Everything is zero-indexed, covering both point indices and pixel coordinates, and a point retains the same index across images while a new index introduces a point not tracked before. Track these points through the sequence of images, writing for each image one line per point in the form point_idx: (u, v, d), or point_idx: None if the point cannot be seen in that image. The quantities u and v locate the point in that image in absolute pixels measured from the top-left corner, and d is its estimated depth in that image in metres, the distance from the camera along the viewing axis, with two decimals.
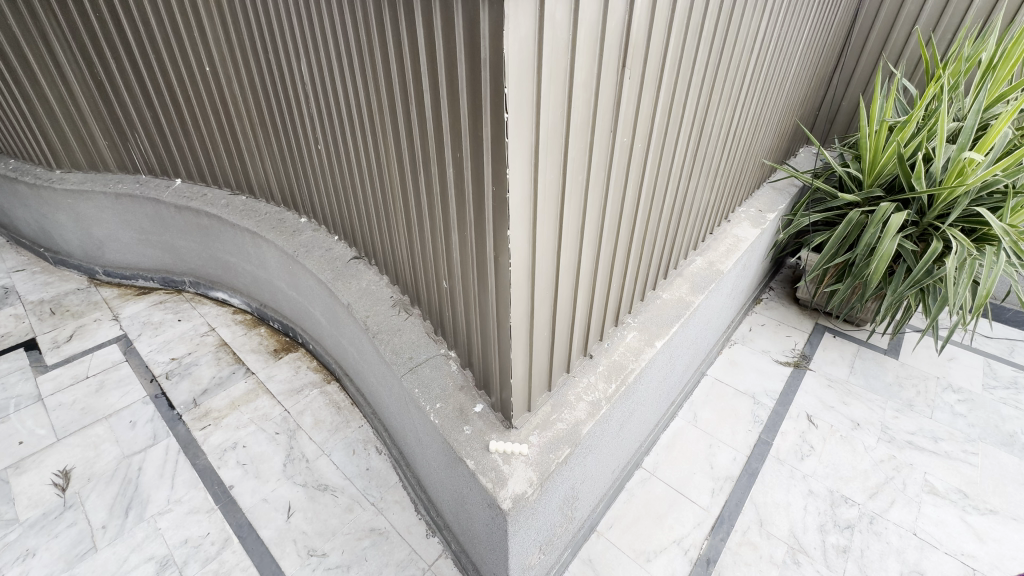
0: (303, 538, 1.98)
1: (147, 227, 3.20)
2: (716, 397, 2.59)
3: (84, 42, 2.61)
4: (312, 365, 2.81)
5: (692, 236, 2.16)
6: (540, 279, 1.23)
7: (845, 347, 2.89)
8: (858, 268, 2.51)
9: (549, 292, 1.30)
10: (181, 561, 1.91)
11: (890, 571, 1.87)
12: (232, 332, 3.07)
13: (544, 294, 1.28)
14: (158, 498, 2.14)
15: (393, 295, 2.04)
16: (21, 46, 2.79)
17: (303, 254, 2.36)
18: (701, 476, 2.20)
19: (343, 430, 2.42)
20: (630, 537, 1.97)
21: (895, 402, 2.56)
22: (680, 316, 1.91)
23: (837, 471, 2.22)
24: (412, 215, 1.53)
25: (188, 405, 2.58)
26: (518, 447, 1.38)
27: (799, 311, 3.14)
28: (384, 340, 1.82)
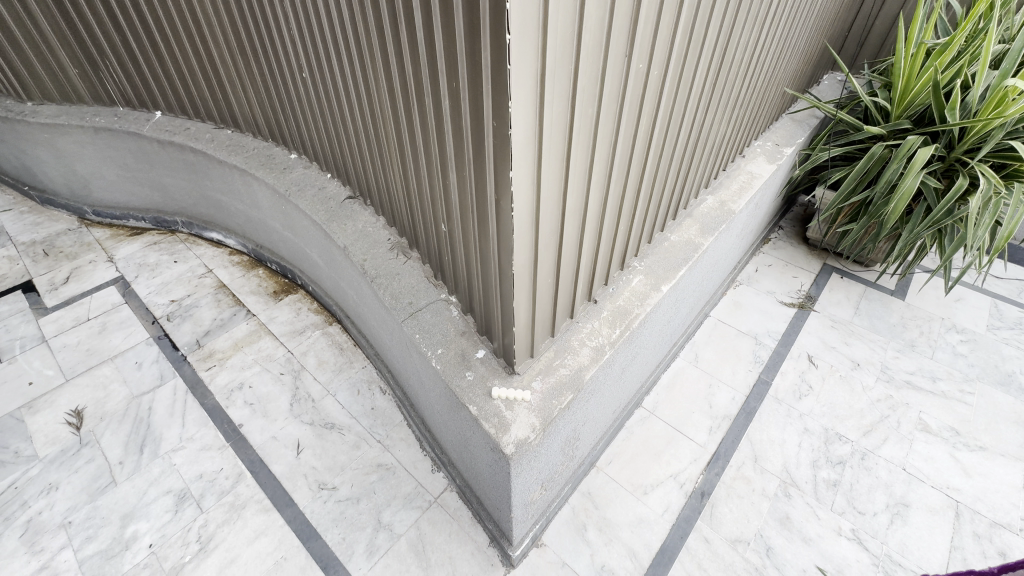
0: (313, 472, 2.05)
1: (131, 164, 3.06)
2: (718, 338, 2.58)
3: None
4: (312, 306, 2.78)
5: (705, 173, 2.04)
6: (544, 224, 1.16)
7: (852, 288, 2.85)
8: (875, 207, 2.40)
9: (554, 238, 1.23)
10: (198, 494, 1.99)
11: (877, 503, 1.95)
12: (230, 273, 3.02)
13: (549, 240, 1.21)
14: (170, 435, 2.20)
15: (390, 238, 1.97)
16: None
17: (295, 193, 2.25)
18: (700, 415, 2.24)
19: (347, 370, 2.45)
20: (628, 472, 2.04)
21: (897, 343, 2.56)
22: (688, 259, 1.85)
23: (833, 409, 2.26)
24: (407, 152, 1.43)
25: (192, 346, 2.59)
26: (520, 393, 1.37)
27: (808, 251, 3.07)
28: (382, 285, 1.77)
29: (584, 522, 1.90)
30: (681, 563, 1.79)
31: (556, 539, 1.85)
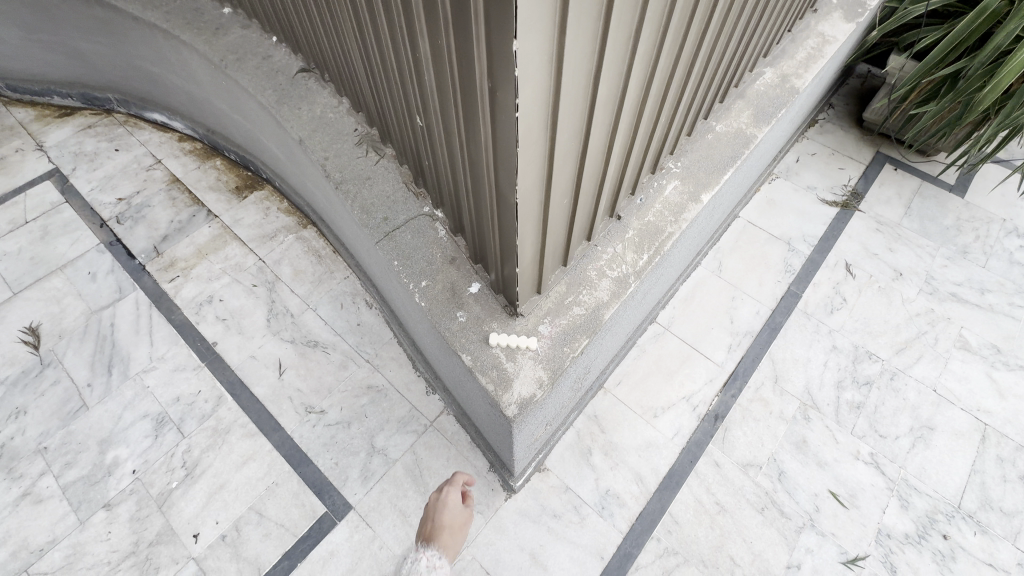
0: (298, 395, 1.90)
1: (36, 20, 2.46)
2: (747, 243, 2.27)
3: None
4: (282, 206, 2.41)
5: (769, 36, 1.54)
6: (564, 122, 0.78)
7: (906, 183, 2.45)
8: (967, 83, 1.90)
9: (576, 142, 0.86)
10: (178, 418, 1.86)
11: (900, 426, 1.83)
12: (182, 164, 2.58)
13: (570, 145, 0.84)
14: (139, 355, 2.01)
15: (357, 128, 1.54)
16: None
17: (233, 64, 1.75)
18: (719, 331, 2.03)
19: (327, 282, 2.17)
20: (638, 393, 1.89)
21: (948, 248, 2.26)
22: (735, 157, 1.46)
23: (867, 325, 2.05)
24: (360, 3, 0.97)
25: (149, 253, 2.28)
26: (524, 342, 1.12)
27: (860, 137, 2.60)
28: (351, 194, 1.41)
29: (590, 446, 1.79)
30: (688, 487, 1.72)
31: (559, 464, 1.76)
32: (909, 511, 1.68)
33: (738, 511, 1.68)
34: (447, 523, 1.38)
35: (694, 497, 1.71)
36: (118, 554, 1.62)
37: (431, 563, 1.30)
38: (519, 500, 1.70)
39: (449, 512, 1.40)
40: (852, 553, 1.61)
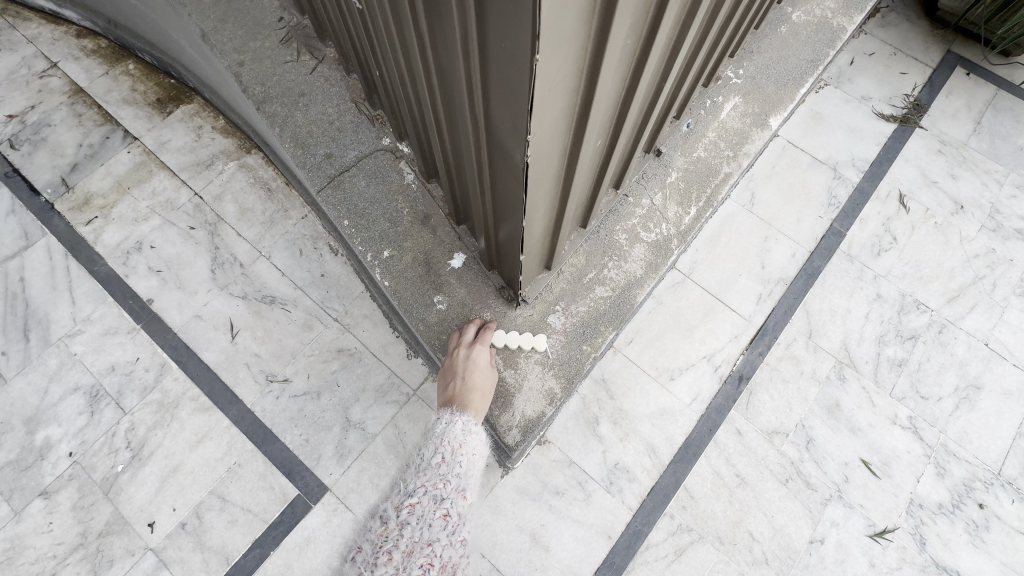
0: (256, 361, 1.62)
1: None
2: (786, 168, 1.89)
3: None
4: (217, 124, 1.94)
5: None
6: (616, 29, 0.45)
7: (980, 91, 2.03)
8: None
9: (627, 55, 0.53)
10: (115, 392, 1.59)
11: (945, 386, 1.63)
12: (84, 68, 2.04)
13: (619, 61, 0.51)
14: (59, 317, 1.67)
15: (284, 19, 1.13)
16: None
17: None
18: (748, 278, 1.74)
19: (281, 222, 1.79)
20: (653, 353, 1.64)
21: (1018, 175, 1.91)
22: (794, 78, 1.22)
23: (918, 269, 1.77)
24: None
25: (57, 188, 1.85)
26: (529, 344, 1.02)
27: (930, 31, 2.11)
28: (280, 120, 1.09)
29: (597, 414, 1.57)
30: (706, 459, 1.54)
31: (562, 436, 1.55)
32: (945, 480, 1.53)
33: (760, 484, 1.51)
34: (477, 386, 0.94)
35: (713, 469, 1.53)
36: (64, 546, 1.43)
37: (464, 425, 0.86)
38: (518, 477, 1.51)
39: (477, 372, 0.96)
40: (880, 526, 1.48)
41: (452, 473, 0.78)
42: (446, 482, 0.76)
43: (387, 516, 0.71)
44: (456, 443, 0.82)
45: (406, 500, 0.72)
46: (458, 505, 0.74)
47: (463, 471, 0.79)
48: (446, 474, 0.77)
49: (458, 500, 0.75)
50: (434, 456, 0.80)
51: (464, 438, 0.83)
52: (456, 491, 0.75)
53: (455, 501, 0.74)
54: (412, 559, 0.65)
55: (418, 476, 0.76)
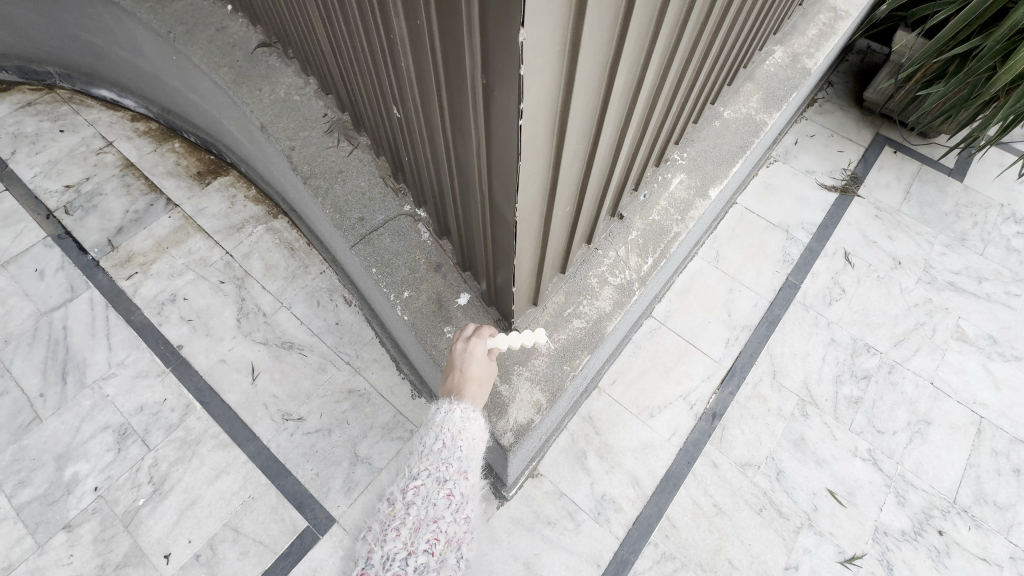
0: (274, 402, 1.78)
1: None
2: (745, 230, 2.18)
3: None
4: (249, 193, 2.22)
5: (782, 9, 1.41)
6: (573, 134, 0.68)
7: (906, 166, 2.38)
8: (979, 64, 1.79)
9: (586, 143, 0.75)
10: (142, 430, 1.72)
11: (898, 421, 1.80)
12: (136, 147, 2.35)
13: (578, 150, 0.74)
14: (96, 361, 1.84)
15: (327, 112, 1.40)
16: None
17: (181, 34, 1.54)
18: (717, 325, 1.96)
19: (302, 277, 2.02)
20: (634, 393, 1.82)
21: (946, 236, 2.21)
22: (746, 146, 1.35)
23: (866, 317, 2.00)
24: None
25: (103, 247, 2.09)
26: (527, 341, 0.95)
27: (860, 118, 2.50)
28: (321, 191, 1.31)
29: (584, 449, 1.72)
30: (686, 490, 1.67)
31: (553, 468, 1.69)
32: (905, 508, 1.66)
33: (736, 513, 1.64)
34: (475, 376, 0.92)
35: (693, 500, 1.66)
36: None
37: (463, 412, 0.84)
38: (512, 508, 1.63)
39: (475, 362, 0.94)
40: (849, 553, 1.59)
41: (453, 457, 0.78)
42: (449, 465, 0.77)
43: (393, 497, 0.73)
44: (456, 428, 0.81)
45: (410, 482, 0.74)
46: (461, 486, 0.76)
47: (464, 455, 0.79)
48: (448, 458, 0.78)
49: (461, 482, 0.76)
50: (435, 442, 0.80)
51: (464, 424, 0.82)
52: (458, 473, 0.77)
53: (458, 482, 0.76)
54: (419, 535, 0.68)
55: (422, 459, 0.77)
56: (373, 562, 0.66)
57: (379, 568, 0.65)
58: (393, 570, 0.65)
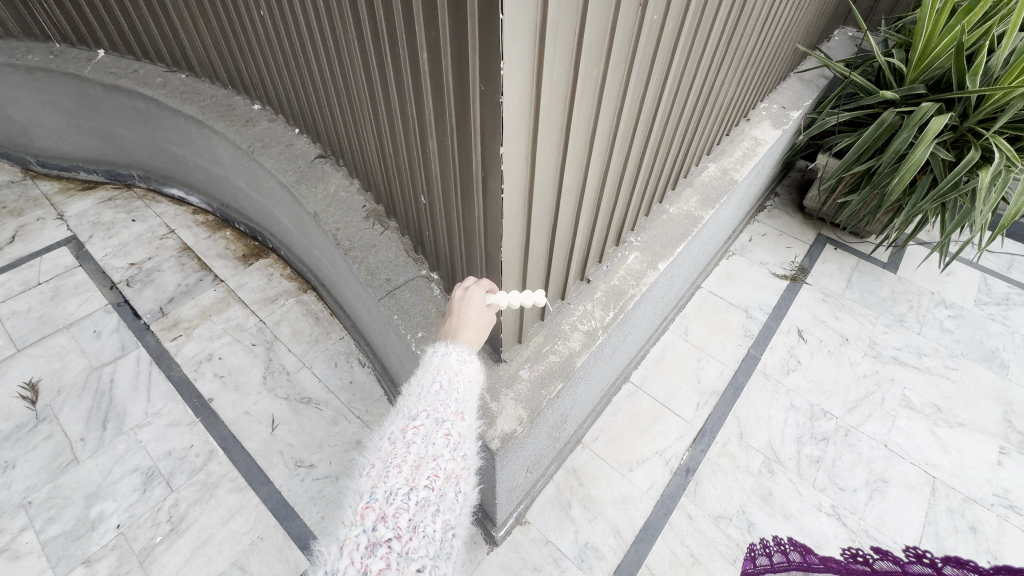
0: (289, 450, 1.98)
1: (74, 109, 2.71)
2: (709, 310, 2.52)
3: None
4: (285, 272, 2.61)
5: (708, 138, 1.90)
6: (538, 204, 1.05)
7: (846, 260, 2.79)
8: (879, 178, 2.27)
9: (548, 213, 1.12)
10: (167, 473, 1.90)
11: (857, 479, 1.96)
12: (194, 234, 2.80)
13: (543, 217, 1.10)
14: (135, 411, 2.08)
15: (365, 204, 1.82)
16: None
17: (259, 148, 2.02)
18: (688, 390, 2.21)
19: (323, 342, 2.32)
20: (614, 449, 2.01)
21: (886, 317, 2.53)
22: (687, 234, 1.75)
23: (820, 385, 2.25)
24: (382, 116, 1.27)
25: (155, 314, 2.42)
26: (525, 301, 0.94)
27: (803, 221, 2.97)
28: (357, 259, 1.66)
29: (569, 499, 1.88)
30: (664, 540, 1.79)
31: (540, 517, 1.83)
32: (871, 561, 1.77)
33: (711, 563, 1.75)
34: (471, 321, 0.94)
35: (670, 550, 1.77)
36: None
37: (459, 357, 0.88)
38: (501, 553, 1.74)
39: (471, 308, 0.96)
40: None
41: (449, 399, 0.83)
42: (446, 407, 0.81)
43: (394, 437, 0.78)
44: (452, 372, 0.85)
45: (410, 423, 0.79)
46: (458, 426, 0.80)
47: (459, 398, 0.83)
48: (445, 400, 0.82)
49: (457, 422, 0.81)
50: (433, 385, 0.83)
51: (460, 368, 0.86)
52: (455, 414, 0.81)
53: (455, 422, 0.80)
54: (419, 471, 0.73)
55: (420, 401, 0.81)
56: (378, 497, 0.71)
57: (383, 502, 0.70)
58: (396, 503, 0.70)
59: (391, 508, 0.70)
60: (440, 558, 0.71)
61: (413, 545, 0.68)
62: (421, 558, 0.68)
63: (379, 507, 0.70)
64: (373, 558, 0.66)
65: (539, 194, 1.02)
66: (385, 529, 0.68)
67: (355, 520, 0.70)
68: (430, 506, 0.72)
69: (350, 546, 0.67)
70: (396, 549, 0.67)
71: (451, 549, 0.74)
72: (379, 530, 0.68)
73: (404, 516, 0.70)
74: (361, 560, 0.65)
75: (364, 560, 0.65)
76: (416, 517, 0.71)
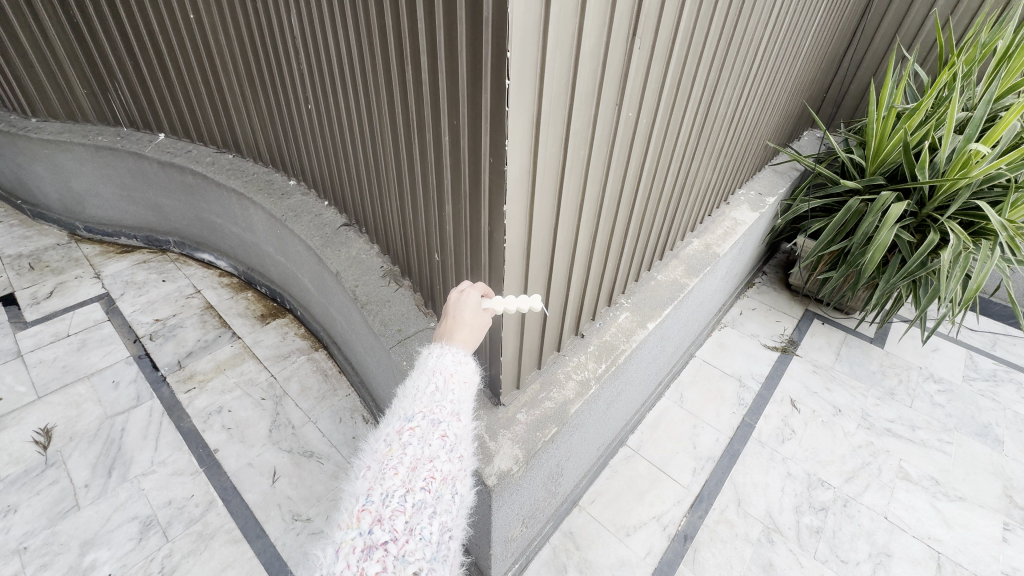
0: (287, 502, 1.99)
1: (128, 183, 3.05)
2: (704, 378, 2.61)
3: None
4: (300, 331, 2.76)
5: (691, 216, 2.15)
6: (534, 257, 1.23)
7: (833, 334, 2.92)
8: (853, 257, 2.48)
9: (543, 267, 1.30)
10: (165, 522, 1.92)
11: (859, 552, 1.93)
12: (218, 295, 3.00)
13: (538, 269, 1.28)
14: (141, 459, 2.13)
15: (383, 265, 2.02)
16: None
17: (291, 217, 2.28)
18: (684, 455, 2.24)
19: (330, 398, 2.41)
20: (611, 512, 2.01)
21: (877, 389, 2.60)
22: (673, 299, 1.92)
23: (815, 454, 2.27)
24: (405, 186, 1.49)
25: (172, 366, 2.54)
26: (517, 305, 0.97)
27: (791, 297, 3.15)
28: (373, 312, 1.82)
29: (565, 563, 1.85)
30: None
31: None
32: None
33: None
34: (467, 322, 0.98)
35: None
36: None
37: (455, 357, 0.90)
38: None
39: (467, 310, 0.99)
40: None
41: (445, 399, 0.85)
42: (442, 408, 0.83)
43: (390, 438, 0.80)
44: (448, 373, 0.87)
45: (406, 425, 0.81)
46: (454, 427, 0.83)
47: (455, 399, 0.86)
48: (440, 401, 0.84)
49: (453, 423, 0.83)
50: (428, 386, 0.86)
51: (456, 369, 0.88)
52: (451, 415, 0.84)
53: (451, 424, 0.83)
54: (415, 474, 0.76)
55: (416, 403, 0.84)
56: (374, 499, 0.74)
57: (380, 505, 0.73)
58: (392, 506, 0.73)
59: (387, 511, 0.73)
60: (435, 559, 0.74)
61: (409, 547, 0.71)
62: (417, 560, 0.71)
63: (375, 510, 0.73)
64: (370, 560, 0.69)
65: (534, 248, 1.20)
66: (382, 532, 0.71)
67: (352, 523, 0.73)
68: (427, 508, 0.75)
69: (346, 548, 0.70)
70: (392, 552, 0.70)
71: (446, 550, 0.78)
72: (375, 533, 0.71)
73: (400, 519, 0.73)
74: (358, 563, 0.68)
75: (361, 563, 0.69)
76: (412, 519, 0.74)
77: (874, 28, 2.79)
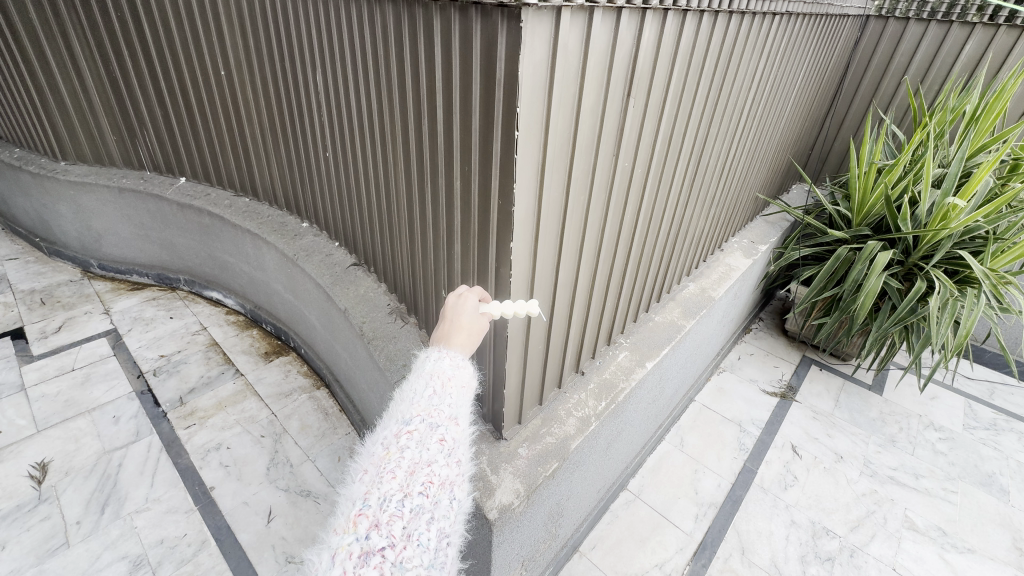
0: (281, 543, 1.96)
1: (147, 223, 3.17)
2: (704, 423, 2.61)
3: (95, 19, 2.61)
4: (302, 369, 2.80)
5: (686, 261, 2.25)
6: (538, 292, 1.29)
7: (832, 380, 2.94)
8: (845, 302, 2.56)
9: (546, 302, 1.36)
10: (156, 562, 1.88)
11: None
12: (224, 332, 3.05)
13: (541, 305, 1.34)
14: (136, 496, 2.10)
15: (390, 303, 2.08)
16: (45, 50, 2.86)
17: (303, 257, 2.37)
18: (686, 501, 2.21)
19: (330, 437, 2.41)
20: (613, 558, 1.97)
21: (878, 437, 2.60)
22: (671, 339, 1.98)
23: (820, 502, 2.24)
24: (415, 226, 1.58)
25: (174, 403, 2.54)
26: (514, 310, 0.98)
27: (788, 343, 3.21)
28: (379, 348, 1.86)
29: None
30: None
31: None
32: None
33: None
34: (465, 326, 1.00)
35: None
36: None
37: (453, 361, 0.93)
38: None
39: (466, 314, 1.02)
40: None
41: (443, 404, 0.88)
42: (440, 412, 0.86)
43: (388, 441, 0.83)
44: (445, 377, 0.90)
45: (404, 428, 0.84)
46: (452, 431, 0.86)
47: (453, 402, 0.89)
48: (439, 405, 0.87)
49: (451, 427, 0.86)
50: (426, 389, 0.88)
51: (453, 373, 0.91)
52: (449, 420, 0.86)
53: (449, 428, 0.86)
54: (414, 478, 0.79)
55: (414, 406, 0.86)
56: (371, 504, 0.77)
57: (377, 509, 0.76)
58: (390, 511, 0.76)
59: (385, 516, 0.76)
60: (433, 565, 0.77)
61: (406, 554, 0.74)
62: (415, 566, 0.74)
63: (372, 515, 0.76)
64: (367, 566, 0.72)
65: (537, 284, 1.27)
66: (379, 538, 0.74)
67: (348, 527, 0.76)
68: (425, 514, 0.78)
69: (343, 554, 0.73)
70: (390, 559, 0.73)
71: (443, 557, 0.81)
72: (373, 539, 0.74)
73: (398, 524, 0.76)
74: (354, 568, 0.71)
75: (357, 569, 0.71)
76: (410, 525, 0.76)
77: (852, 92, 3.05)
